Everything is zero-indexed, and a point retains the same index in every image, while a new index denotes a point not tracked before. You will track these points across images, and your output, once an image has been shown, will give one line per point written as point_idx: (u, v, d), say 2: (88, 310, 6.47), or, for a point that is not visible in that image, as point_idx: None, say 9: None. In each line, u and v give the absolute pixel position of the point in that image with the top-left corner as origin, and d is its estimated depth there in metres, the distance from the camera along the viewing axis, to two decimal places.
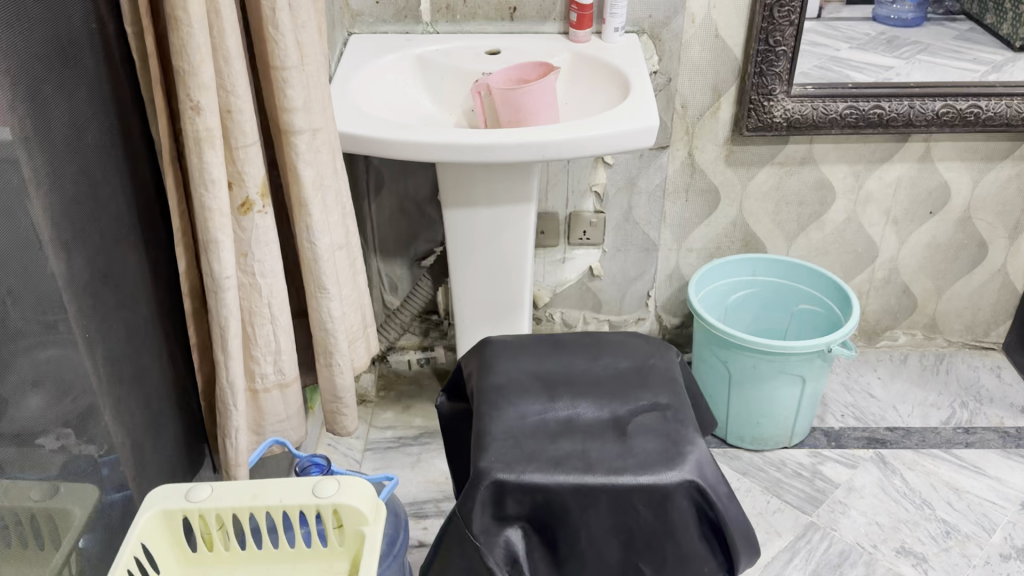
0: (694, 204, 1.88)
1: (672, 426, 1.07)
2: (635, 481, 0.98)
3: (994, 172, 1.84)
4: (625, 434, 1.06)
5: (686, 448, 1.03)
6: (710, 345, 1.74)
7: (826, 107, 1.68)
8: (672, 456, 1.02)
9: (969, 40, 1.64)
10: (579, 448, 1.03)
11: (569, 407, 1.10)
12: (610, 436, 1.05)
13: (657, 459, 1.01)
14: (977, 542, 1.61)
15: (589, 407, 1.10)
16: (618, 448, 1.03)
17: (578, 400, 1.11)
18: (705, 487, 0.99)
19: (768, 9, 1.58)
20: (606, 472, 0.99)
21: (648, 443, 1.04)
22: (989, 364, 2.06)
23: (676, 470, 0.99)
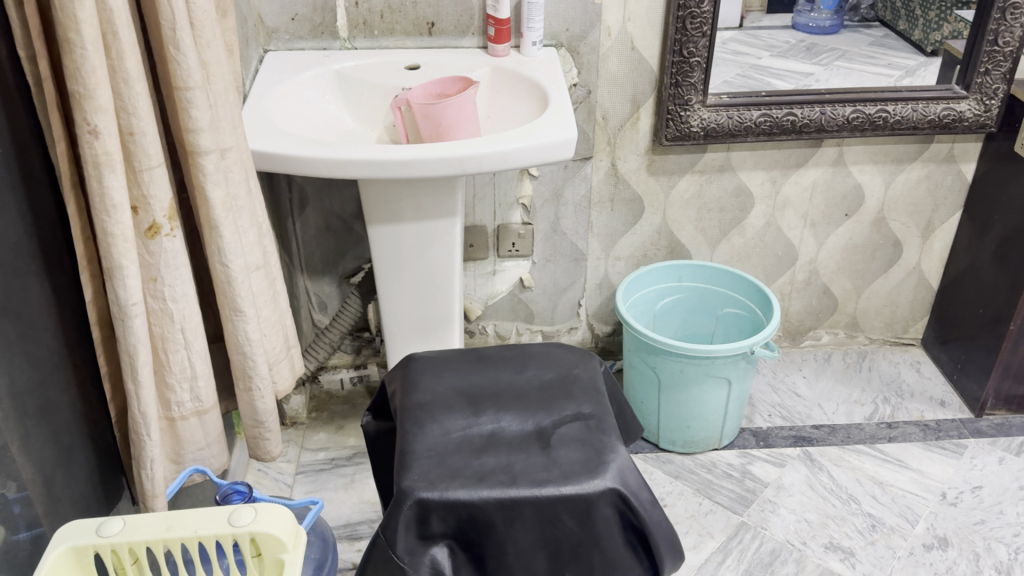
0: (619, 214, 1.90)
1: (595, 435, 1.07)
2: (558, 492, 0.99)
3: (905, 175, 1.90)
4: (549, 445, 1.06)
5: (608, 456, 1.03)
6: (639, 351, 1.76)
7: (741, 116, 1.72)
8: (595, 465, 1.02)
9: (884, 46, 1.68)
10: (502, 462, 1.03)
11: (493, 421, 1.10)
12: (534, 448, 1.05)
13: (580, 468, 1.02)
14: (902, 534, 1.65)
15: (512, 421, 1.10)
16: (542, 460, 1.03)
17: (502, 414, 1.11)
18: (628, 494, 1.00)
19: (681, 20, 1.61)
20: (530, 485, 0.99)
21: (571, 453, 1.04)
22: (909, 360, 2.14)
23: (599, 478, 1.00)
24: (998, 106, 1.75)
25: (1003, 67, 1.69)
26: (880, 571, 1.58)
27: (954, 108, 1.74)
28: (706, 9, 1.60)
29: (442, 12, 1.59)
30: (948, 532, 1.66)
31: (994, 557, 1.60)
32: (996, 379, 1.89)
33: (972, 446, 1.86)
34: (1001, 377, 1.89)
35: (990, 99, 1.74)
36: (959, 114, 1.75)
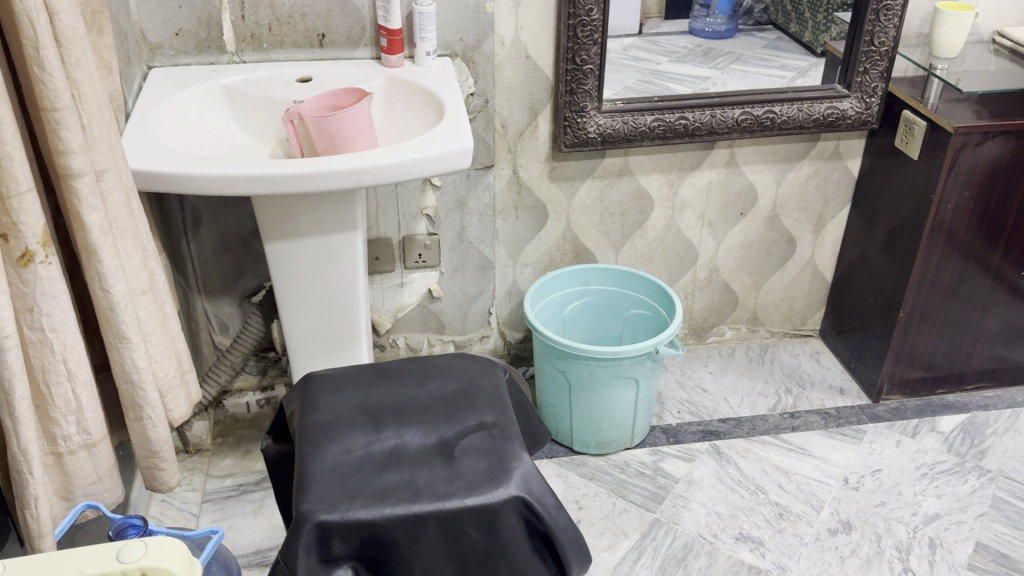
0: (524, 221, 1.91)
1: (498, 444, 1.07)
2: (462, 504, 0.98)
3: (795, 173, 1.97)
4: (452, 457, 1.05)
5: (512, 464, 1.04)
6: (548, 357, 1.77)
7: (635, 121, 1.75)
8: (499, 474, 1.02)
9: (777, 49, 1.74)
10: (405, 478, 1.02)
11: (395, 436, 1.09)
12: (437, 461, 1.05)
13: (483, 478, 1.01)
14: (808, 521, 1.71)
15: (414, 435, 1.09)
16: (445, 472, 1.03)
17: (404, 428, 1.10)
18: (533, 501, 1.01)
19: (572, 29, 1.63)
20: (433, 499, 0.99)
21: (475, 463, 1.04)
22: (808, 350, 2.21)
23: (503, 487, 1.00)
24: (877, 104, 1.82)
25: (881, 66, 1.77)
26: (789, 558, 1.63)
27: (837, 107, 1.81)
28: (596, 17, 1.62)
29: (332, 24, 1.57)
30: (851, 515, 1.72)
31: (894, 537, 1.67)
32: (889, 365, 1.98)
33: (870, 431, 1.94)
34: (894, 363, 1.98)
35: (870, 98, 1.81)
36: (842, 113, 1.82)
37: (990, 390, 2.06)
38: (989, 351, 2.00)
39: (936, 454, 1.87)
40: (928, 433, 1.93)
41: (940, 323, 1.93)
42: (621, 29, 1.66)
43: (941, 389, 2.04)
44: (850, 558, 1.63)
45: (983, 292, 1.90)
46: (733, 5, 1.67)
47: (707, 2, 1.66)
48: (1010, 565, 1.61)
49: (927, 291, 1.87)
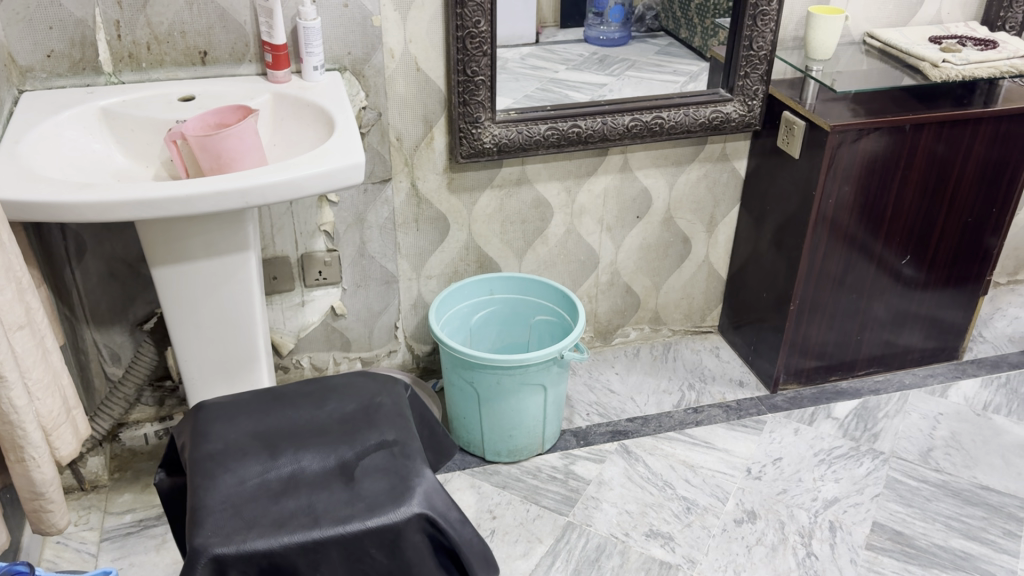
0: (425, 233, 1.90)
1: (400, 462, 1.06)
2: (363, 527, 0.98)
3: (686, 175, 2.02)
4: (352, 478, 1.04)
5: (414, 481, 1.03)
6: (455, 368, 1.76)
7: (529, 130, 1.77)
8: (401, 493, 1.01)
9: (670, 55, 1.80)
10: (304, 504, 1.01)
11: (292, 462, 1.06)
12: (337, 484, 1.03)
13: (385, 498, 1.01)
14: (714, 513, 1.75)
15: (312, 459, 1.07)
16: (345, 495, 1.02)
17: (301, 452, 1.08)
18: (437, 517, 1.01)
19: (461, 41, 1.64)
20: (333, 523, 0.98)
21: (376, 483, 1.03)
22: (709, 346, 2.27)
23: (405, 506, 1.00)
24: (759, 106, 1.89)
25: (760, 69, 1.84)
26: (698, 551, 1.67)
27: (721, 110, 1.87)
28: (484, 29, 1.63)
29: (214, 41, 1.53)
30: (755, 505, 1.77)
31: (797, 523, 1.73)
32: (785, 356, 2.05)
33: (770, 421, 2.00)
34: (789, 354, 2.05)
35: (752, 100, 1.88)
36: (726, 116, 1.88)
37: (880, 374, 2.17)
38: (876, 337, 2.10)
39: (832, 440, 1.95)
40: (824, 419, 2.01)
41: (830, 313, 2.01)
42: (519, 38, 1.68)
43: (834, 376, 2.13)
44: (756, 547, 1.68)
45: (868, 281, 1.99)
46: (625, 13, 1.73)
47: (599, 9, 1.71)
48: (904, 541, 1.69)
49: (815, 283, 1.95)
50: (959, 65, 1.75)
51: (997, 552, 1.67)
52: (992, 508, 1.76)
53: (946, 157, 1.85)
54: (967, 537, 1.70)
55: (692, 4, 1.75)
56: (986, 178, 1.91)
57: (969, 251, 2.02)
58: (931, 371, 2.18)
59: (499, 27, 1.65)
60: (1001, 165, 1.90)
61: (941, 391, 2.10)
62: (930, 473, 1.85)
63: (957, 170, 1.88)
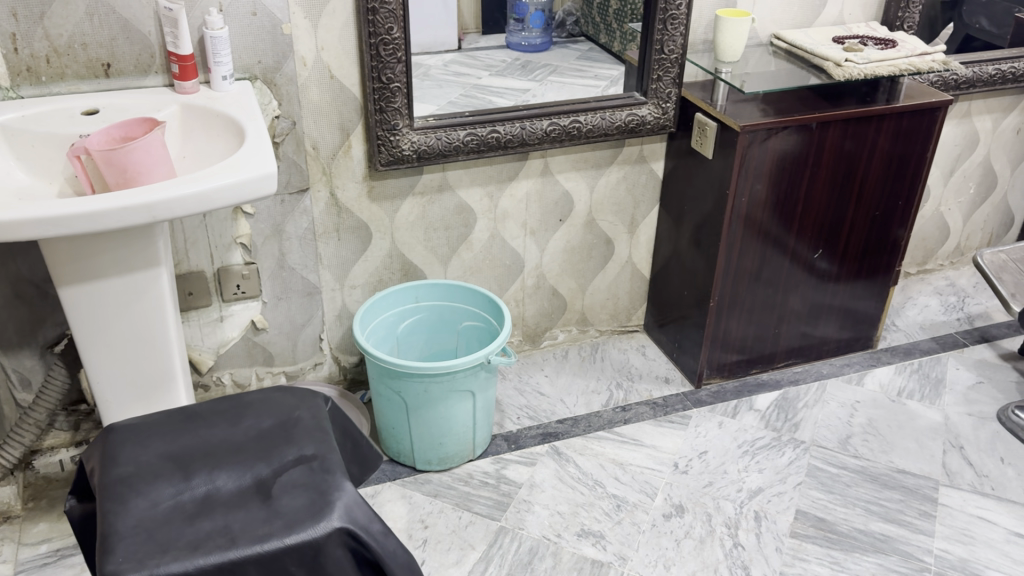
0: (347, 242, 1.88)
1: (319, 476, 1.05)
2: (282, 545, 0.96)
3: (605, 178, 2.05)
4: (270, 496, 1.02)
5: (334, 495, 1.02)
6: (382, 379, 1.74)
7: (448, 137, 1.76)
8: (320, 507, 1.00)
9: (591, 60, 1.82)
10: (220, 524, 0.98)
11: (206, 482, 1.04)
12: (254, 502, 1.01)
13: (304, 514, 0.99)
14: (644, 509, 1.78)
15: (228, 478, 1.05)
16: (262, 513, 1.00)
17: (216, 472, 1.06)
18: (358, 530, 0.99)
19: (374, 47, 1.62)
20: (250, 542, 0.96)
21: (294, 500, 1.01)
22: (635, 345, 2.31)
23: (324, 521, 0.98)
24: (673, 108, 1.93)
25: (672, 72, 1.87)
26: (629, 548, 1.69)
27: (636, 113, 1.90)
28: (397, 35, 1.62)
29: (117, 52, 1.49)
30: (683, 499, 1.80)
31: (723, 514, 1.77)
32: (707, 351, 2.09)
33: (695, 416, 2.04)
34: (711, 349, 2.10)
35: (666, 103, 1.91)
36: (641, 119, 1.91)
37: (799, 365, 2.23)
38: (794, 329, 2.16)
39: (755, 431, 2.00)
40: (747, 411, 2.06)
41: (748, 307, 2.06)
42: (441, 44, 1.68)
43: (755, 369, 2.19)
44: (685, 540, 1.71)
45: (783, 275, 2.05)
46: (545, 19, 1.74)
47: (520, 16, 1.71)
48: (827, 527, 1.74)
49: (733, 279, 2.00)
50: (860, 63, 1.82)
51: (914, 533, 1.73)
52: (908, 490, 1.83)
53: (853, 153, 1.91)
54: (886, 520, 1.76)
55: (610, 9, 1.78)
56: (891, 173, 1.99)
57: (878, 244, 2.10)
58: (847, 360, 2.25)
59: (413, 34, 1.64)
60: (905, 160, 1.98)
61: (857, 379, 2.17)
62: (849, 460, 1.91)
63: (864, 165, 1.94)
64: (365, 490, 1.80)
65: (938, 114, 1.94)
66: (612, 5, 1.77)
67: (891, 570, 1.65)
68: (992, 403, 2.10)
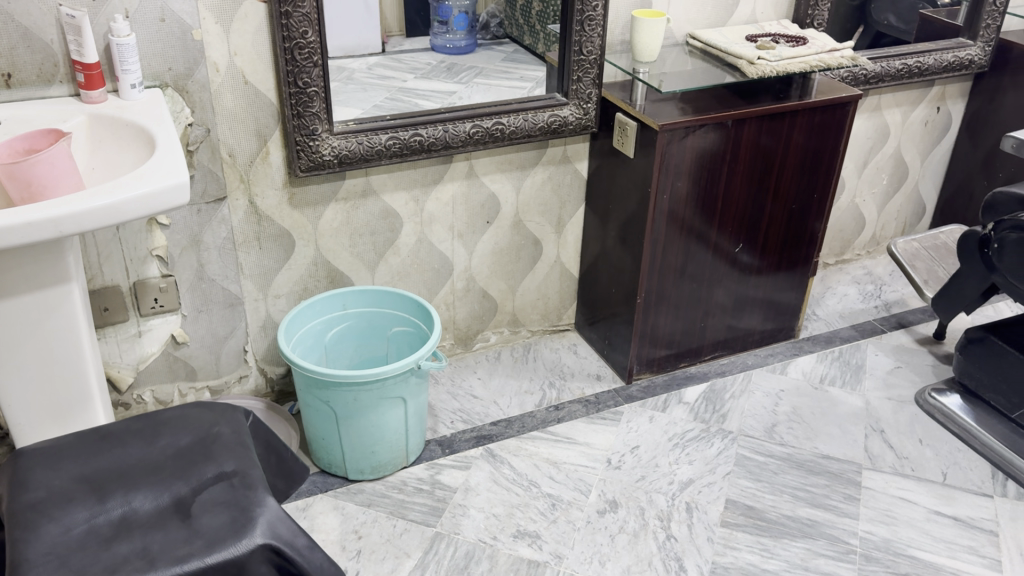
0: (269, 251, 1.84)
1: (240, 493, 1.03)
2: (202, 565, 0.93)
3: (530, 179, 2.05)
4: (189, 515, 1.00)
5: (256, 511, 1.00)
6: (310, 388, 1.71)
7: (370, 141, 1.74)
8: (242, 524, 0.98)
9: (515, 61, 1.82)
10: (137, 547, 0.95)
11: (122, 504, 1.01)
12: (172, 523, 0.99)
13: (225, 532, 0.97)
14: (578, 506, 1.79)
15: (145, 499, 1.02)
16: (182, 533, 0.97)
17: (132, 493, 1.02)
18: (282, 545, 0.98)
19: (289, 52, 1.59)
20: (170, 564, 0.93)
21: (215, 518, 0.99)
22: (567, 344, 2.32)
23: (247, 538, 0.96)
24: (594, 109, 1.95)
25: (592, 74, 1.89)
26: (564, 546, 1.69)
27: (557, 114, 1.91)
28: (312, 39, 1.60)
29: (18, 62, 1.44)
30: (616, 494, 1.82)
31: (656, 507, 1.79)
32: (636, 347, 2.12)
33: (627, 411, 2.06)
34: (640, 345, 2.12)
35: (586, 104, 1.93)
36: (563, 120, 1.92)
37: (725, 357, 2.27)
38: (719, 322, 2.20)
39: (684, 424, 2.03)
40: (676, 405, 2.09)
41: (674, 303, 2.10)
42: (365, 47, 1.67)
43: (684, 362, 2.22)
44: (619, 535, 1.72)
45: (707, 269, 2.08)
46: (470, 21, 1.73)
47: (444, 19, 1.70)
48: (756, 515, 1.77)
49: (658, 276, 2.03)
50: (773, 61, 1.86)
51: (840, 516, 1.78)
52: (833, 475, 1.88)
53: (769, 148, 1.96)
54: (813, 504, 1.80)
55: (533, 10, 1.78)
56: (806, 166, 2.04)
57: (797, 236, 2.15)
58: (771, 350, 2.31)
59: (329, 39, 1.62)
60: (818, 153, 2.03)
61: (781, 368, 2.23)
62: (776, 448, 1.95)
63: (780, 160, 1.99)
64: (295, 503, 1.77)
65: (848, 108, 2.00)
66: (534, 6, 1.78)
67: (818, 554, 1.69)
68: (910, 386, 2.17)
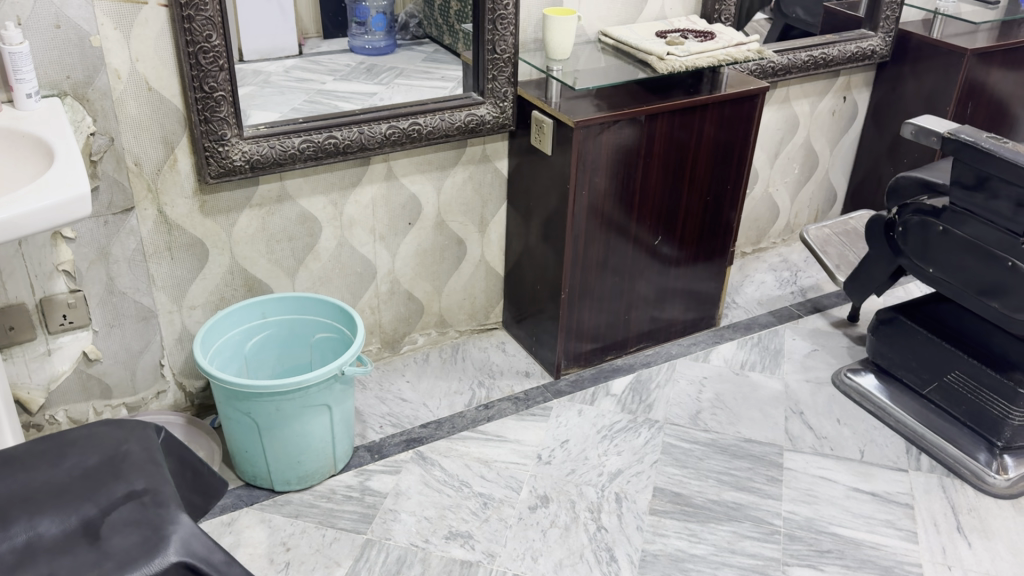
0: (181, 261, 1.79)
1: (152, 511, 1.00)
2: None
3: (450, 179, 2.05)
4: (99, 537, 0.97)
5: (169, 529, 0.97)
6: (229, 400, 1.68)
7: (282, 144, 1.71)
8: (155, 544, 0.95)
9: (437, 61, 1.84)
10: None
11: (26, 529, 0.98)
12: (81, 546, 0.96)
13: (137, 553, 0.94)
14: (510, 503, 1.79)
15: (51, 523, 0.99)
16: (91, 556, 0.94)
17: (37, 517, 0.99)
18: (198, 563, 0.96)
19: (193, 56, 1.55)
20: None
21: (125, 538, 0.96)
22: (495, 342, 2.32)
23: (160, 557, 0.94)
24: (510, 107, 1.95)
25: (506, 72, 1.89)
26: (497, 544, 1.70)
27: (474, 113, 1.90)
28: (217, 42, 1.56)
29: None
30: (547, 489, 1.83)
31: (586, 500, 1.81)
32: (563, 342, 2.13)
33: (555, 406, 2.08)
34: (566, 339, 2.14)
35: (503, 102, 1.93)
36: (480, 119, 1.92)
37: (650, 348, 2.31)
38: (643, 314, 2.23)
39: (612, 416, 2.05)
40: (604, 397, 2.12)
41: (598, 296, 2.12)
42: (282, 50, 1.67)
43: (610, 355, 2.25)
44: (551, 530, 1.73)
45: (628, 262, 2.11)
46: (388, 22, 1.74)
47: (362, 19, 1.71)
48: (683, 501, 1.81)
49: (581, 270, 2.04)
50: (682, 56, 1.90)
51: (763, 498, 1.82)
52: (755, 458, 1.93)
53: (682, 141, 2.00)
54: (737, 488, 1.85)
55: (451, 9, 1.79)
56: (719, 158, 2.09)
57: (713, 226, 2.20)
58: (694, 339, 2.35)
59: (246, 42, 1.61)
60: (730, 145, 2.08)
61: (704, 356, 2.27)
62: (700, 434, 1.99)
63: (693, 153, 2.03)
64: (220, 518, 1.73)
65: (757, 100, 2.05)
66: (452, 5, 1.79)
67: (744, 536, 1.73)
68: (827, 368, 2.24)
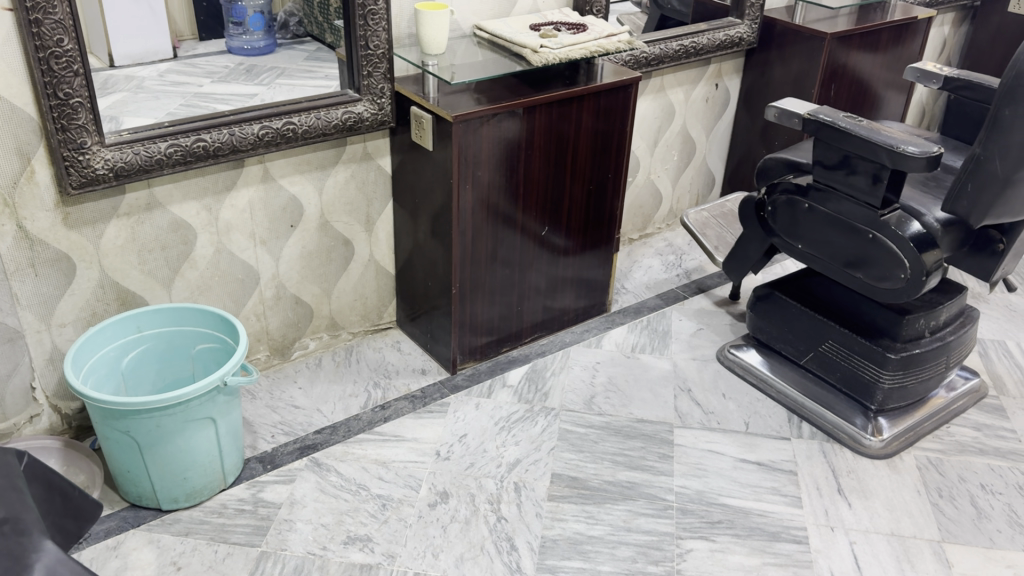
0: (46, 277, 1.71)
1: (11, 540, 0.98)
2: None
3: (332, 178, 2.02)
4: None
5: (31, 558, 0.97)
6: (105, 420, 1.61)
7: (147, 150, 1.65)
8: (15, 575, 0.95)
9: (320, 60, 1.82)
10: None
11: None
12: None
13: None
14: (409, 502, 1.79)
15: None
16: None
17: None
18: None
19: (44, 62, 1.48)
20: None
21: None
22: (390, 342, 2.30)
23: None
24: (388, 103, 1.93)
25: (382, 68, 1.87)
26: (396, 545, 1.69)
27: (351, 111, 1.87)
28: (69, 46, 1.49)
29: None
30: (446, 485, 1.83)
31: (485, 492, 1.82)
32: (457, 337, 2.14)
33: (452, 402, 2.08)
34: (460, 334, 2.14)
35: (380, 99, 1.91)
36: (358, 116, 1.89)
37: (544, 338, 2.34)
38: (535, 304, 2.26)
39: (509, 407, 2.07)
40: (501, 389, 2.13)
41: (489, 289, 2.13)
42: (153, 53, 1.61)
43: (505, 347, 2.27)
44: (451, 525, 1.74)
45: (517, 253, 2.13)
46: (266, 21, 1.72)
47: (239, 19, 1.69)
48: (580, 485, 1.84)
49: (470, 264, 2.05)
50: (555, 48, 1.92)
51: (655, 476, 1.87)
52: (647, 437, 1.98)
53: (561, 131, 2.02)
54: (631, 467, 1.89)
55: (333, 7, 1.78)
56: (598, 147, 2.12)
57: (597, 214, 2.24)
58: (586, 326, 2.39)
59: (116, 45, 1.57)
60: (608, 135, 2.12)
61: (596, 342, 2.32)
62: (594, 418, 2.03)
63: (573, 143, 2.06)
64: (105, 543, 1.66)
65: (631, 90, 2.10)
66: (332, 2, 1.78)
67: (639, 514, 1.78)
68: (712, 346, 2.32)
